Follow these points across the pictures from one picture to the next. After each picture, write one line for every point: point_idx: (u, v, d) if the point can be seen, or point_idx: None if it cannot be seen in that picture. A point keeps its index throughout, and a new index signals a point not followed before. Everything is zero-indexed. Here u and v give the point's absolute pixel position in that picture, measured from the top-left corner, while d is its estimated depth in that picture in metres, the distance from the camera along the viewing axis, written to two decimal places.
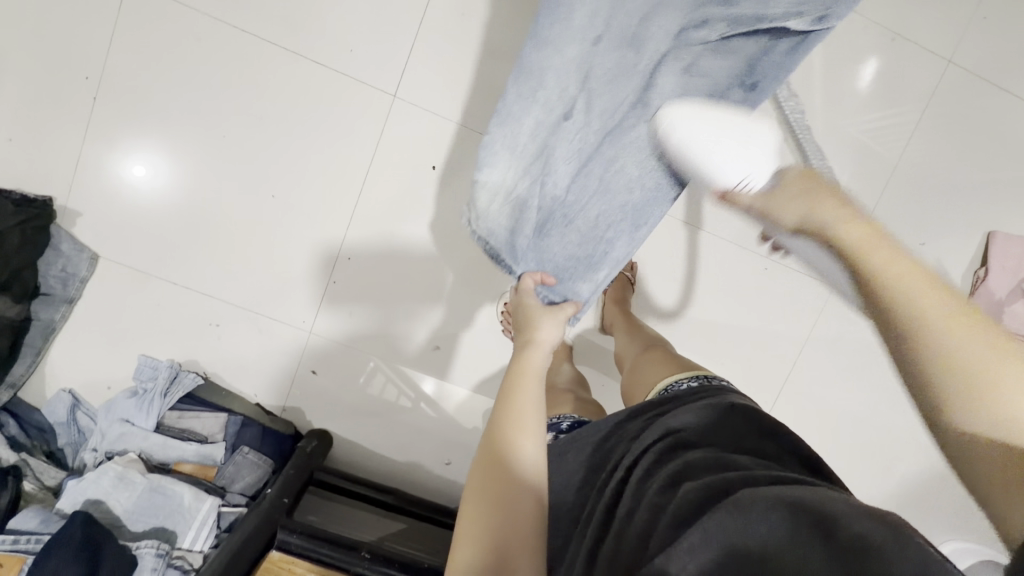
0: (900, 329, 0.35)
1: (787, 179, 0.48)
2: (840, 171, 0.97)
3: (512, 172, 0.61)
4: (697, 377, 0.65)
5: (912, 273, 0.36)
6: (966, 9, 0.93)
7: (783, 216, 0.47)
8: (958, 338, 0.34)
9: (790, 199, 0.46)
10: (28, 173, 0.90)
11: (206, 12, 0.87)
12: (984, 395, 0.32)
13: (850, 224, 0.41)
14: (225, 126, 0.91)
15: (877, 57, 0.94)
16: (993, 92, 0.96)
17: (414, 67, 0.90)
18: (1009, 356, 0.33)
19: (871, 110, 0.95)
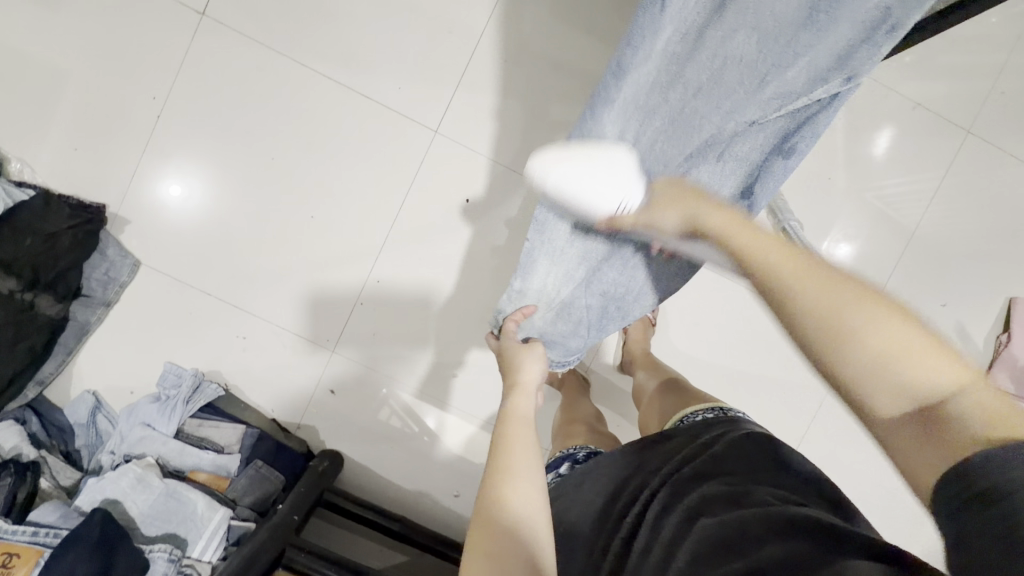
0: (784, 307, 0.41)
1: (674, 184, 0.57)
2: (855, 233, 0.99)
3: (561, 286, 0.68)
4: (713, 409, 0.65)
5: (779, 252, 0.44)
6: (983, 85, 0.98)
7: (665, 215, 0.55)
8: (810, 294, 0.40)
9: (670, 199, 0.55)
10: (87, 181, 0.95)
11: (270, 45, 0.94)
12: (838, 334, 0.38)
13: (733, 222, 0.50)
14: (274, 149, 0.96)
15: (894, 125, 0.98)
16: (1012, 163, 0.99)
17: (456, 107, 0.96)
18: (881, 313, 0.37)
19: (892, 173, 0.99)
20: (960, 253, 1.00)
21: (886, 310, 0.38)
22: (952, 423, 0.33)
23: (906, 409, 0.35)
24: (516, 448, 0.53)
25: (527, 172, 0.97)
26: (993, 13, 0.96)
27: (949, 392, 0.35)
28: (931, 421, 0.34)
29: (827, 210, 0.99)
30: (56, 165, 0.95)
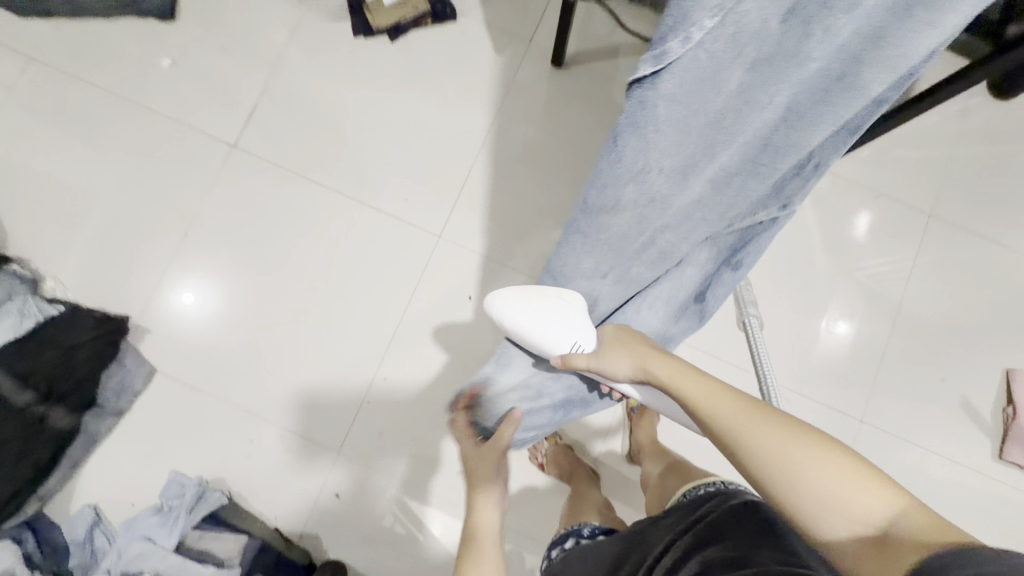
0: (728, 438, 0.47)
1: (617, 338, 0.62)
2: (850, 311, 1.03)
3: (530, 373, 0.68)
4: (713, 483, 0.64)
5: (697, 382, 0.53)
6: (936, 174, 1.08)
7: (619, 367, 0.60)
8: (744, 429, 0.46)
9: (616, 353, 0.61)
10: (112, 294, 1.02)
11: (291, 169, 1.05)
12: (786, 469, 0.42)
13: (675, 369, 0.55)
14: (290, 258, 1.04)
15: (866, 212, 1.06)
16: (978, 241, 1.06)
17: (458, 214, 1.05)
18: (806, 445, 0.42)
19: (870, 255, 1.05)
20: (946, 328, 1.03)
21: (811, 440, 0.42)
22: (891, 537, 0.37)
23: (853, 534, 0.38)
24: None
25: (526, 269, 1.04)
26: (930, 114, 1.08)
27: (883, 512, 0.38)
28: (875, 541, 0.37)
29: (813, 292, 1.04)
30: (86, 281, 1.02)
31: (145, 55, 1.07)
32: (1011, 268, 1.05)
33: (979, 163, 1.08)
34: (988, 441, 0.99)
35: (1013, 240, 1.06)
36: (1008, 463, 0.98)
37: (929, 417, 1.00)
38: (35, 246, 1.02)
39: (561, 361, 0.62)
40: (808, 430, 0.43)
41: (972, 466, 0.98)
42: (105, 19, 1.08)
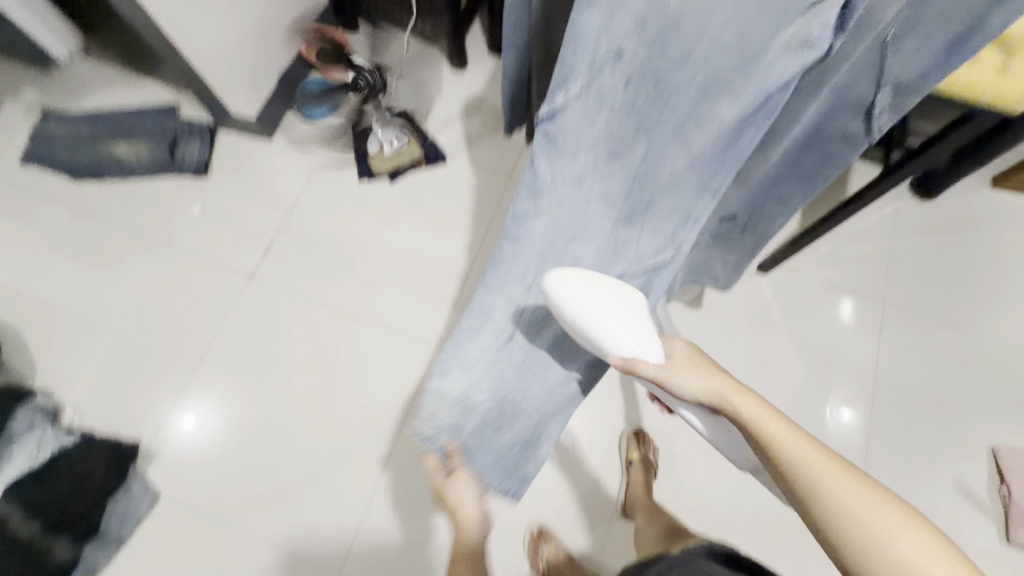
0: (801, 486, 0.48)
1: (688, 359, 0.60)
2: (854, 398, 1.09)
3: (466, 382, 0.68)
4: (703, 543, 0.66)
5: (780, 425, 0.52)
6: (883, 265, 1.19)
7: (680, 381, 0.59)
8: (826, 485, 0.47)
9: (689, 373, 0.59)
10: (124, 421, 1.07)
11: (300, 295, 1.17)
12: (870, 536, 0.44)
13: (747, 400, 0.55)
14: (297, 377, 1.11)
15: (852, 299, 1.16)
16: (937, 323, 1.14)
17: (452, 326, 1.14)
18: (892, 517, 0.44)
19: (863, 339, 1.13)
20: (925, 409, 1.08)
21: (896, 512, 0.45)
22: None
23: None
24: None
25: None
26: (870, 215, 1.23)
27: None
28: None
29: (789, 383, 1.10)
30: (102, 411, 1.08)
31: (177, 205, 1.24)
32: (973, 347, 1.12)
33: (922, 254, 1.20)
34: (991, 523, 0.99)
35: (969, 323, 1.14)
36: (1016, 545, 0.98)
37: (926, 502, 1.01)
38: (60, 381, 1.09)
39: (626, 364, 0.59)
40: (890, 498, 0.46)
41: (981, 551, 0.98)
42: (148, 177, 1.26)
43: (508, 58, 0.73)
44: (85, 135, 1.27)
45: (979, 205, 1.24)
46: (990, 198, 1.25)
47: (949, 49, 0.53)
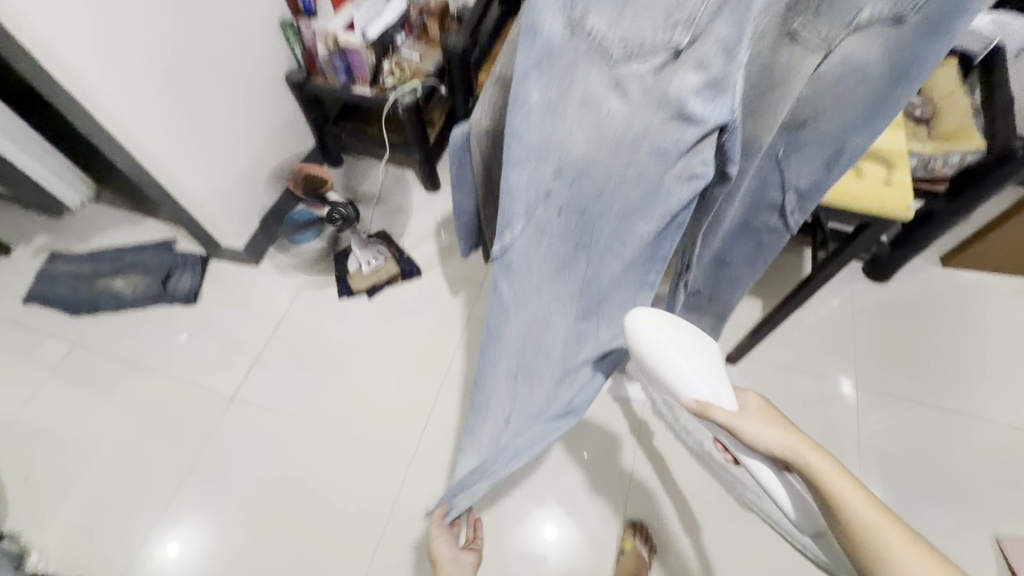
0: (870, 548, 0.47)
1: (761, 413, 0.58)
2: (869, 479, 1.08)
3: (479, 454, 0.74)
4: None
5: (859, 494, 0.50)
6: (849, 349, 1.22)
7: (752, 431, 0.56)
8: (901, 561, 0.45)
9: (766, 427, 0.56)
10: (94, 565, 1.03)
11: (280, 415, 1.18)
12: None
13: (822, 457, 0.53)
14: (275, 504, 1.09)
15: (850, 377, 1.19)
16: (915, 405, 1.15)
17: (429, 437, 1.14)
18: None
19: (872, 414, 1.15)
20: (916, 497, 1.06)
21: None
22: None
23: None
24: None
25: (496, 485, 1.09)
26: (828, 302, 1.29)
27: None
28: None
29: None
30: (70, 555, 1.04)
31: (166, 333, 1.30)
32: (955, 428, 1.13)
33: (885, 337, 1.23)
34: None
35: (945, 402, 1.15)
36: None
37: None
38: (33, 523, 1.08)
39: (696, 408, 0.58)
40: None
41: None
42: (140, 307, 1.33)
43: (455, 191, 0.83)
44: (86, 272, 1.37)
45: (932, 285, 1.31)
46: (940, 276, 1.33)
47: (829, 164, 0.54)
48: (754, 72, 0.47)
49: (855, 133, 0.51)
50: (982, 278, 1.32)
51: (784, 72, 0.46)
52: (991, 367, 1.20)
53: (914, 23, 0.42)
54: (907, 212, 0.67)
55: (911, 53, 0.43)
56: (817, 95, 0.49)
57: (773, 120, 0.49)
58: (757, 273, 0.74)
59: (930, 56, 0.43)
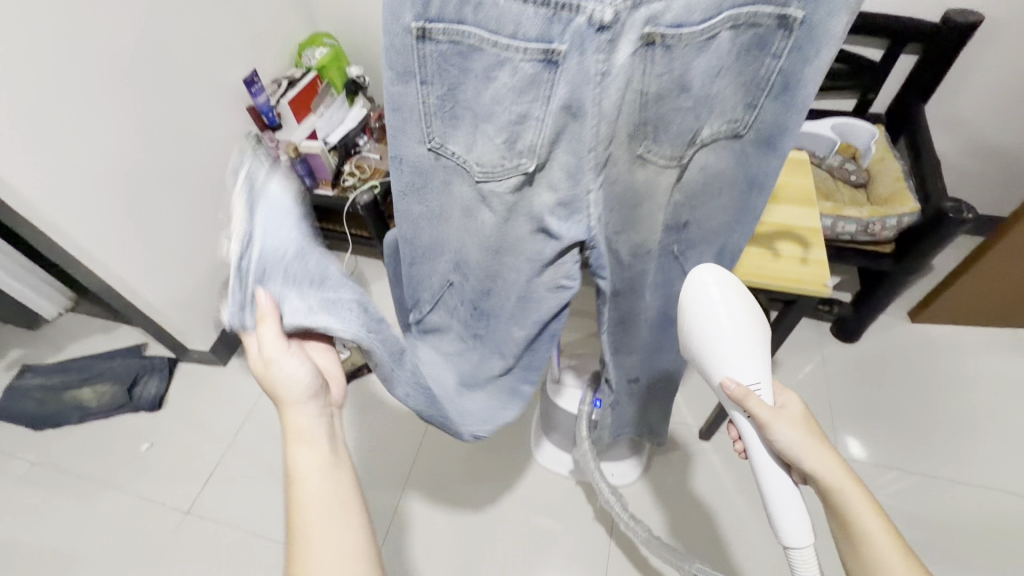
0: (867, 559, 0.51)
1: (801, 421, 0.55)
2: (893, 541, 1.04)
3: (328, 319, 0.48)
4: None
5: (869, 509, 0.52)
6: (825, 416, 1.20)
7: (785, 434, 0.54)
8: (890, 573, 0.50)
9: (797, 432, 0.54)
10: None
11: (239, 527, 1.13)
12: None
13: (842, 472, 0.53)
14: None
15: (860, 438, 1.17)
16: (900, 474, 1.12)
17: (393, 542, 1.09)
18: None
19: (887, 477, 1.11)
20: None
21: None
22: None
23: None
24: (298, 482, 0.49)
25: None
26: (798, 368, 1.27)
27: None
28: None
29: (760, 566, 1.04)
30: None
31: (128, 444, 1.27)
32: (942, 496, 1.09)
33: (865, 402, 1.21)
34: None
35: (932, 468, 1.12)
36: None
37: None
38: None
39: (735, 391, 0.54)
40: None
41: None
42: (104, 416, 1.32)
43: (394, 289, 0.85)
44: (54, 384, 1.37)
45: (901, 342, 1.30)
46: (909, 331, 1.31)
47: (722, 259, 0.59)
48: (620, 193, 0.50)
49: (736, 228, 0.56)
50: (954, 330, 1.31)
51: (646, 185, 0.50)
52: (972, 426, 1.17)
53: (751, 139, 0.47)
54: (822, 289, 0.68)
55: (755, 163, 0.49)
56: (689, 201, 0.53)
57: (651, 227, 0.54)
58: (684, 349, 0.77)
59: (770, 164, 0.49)
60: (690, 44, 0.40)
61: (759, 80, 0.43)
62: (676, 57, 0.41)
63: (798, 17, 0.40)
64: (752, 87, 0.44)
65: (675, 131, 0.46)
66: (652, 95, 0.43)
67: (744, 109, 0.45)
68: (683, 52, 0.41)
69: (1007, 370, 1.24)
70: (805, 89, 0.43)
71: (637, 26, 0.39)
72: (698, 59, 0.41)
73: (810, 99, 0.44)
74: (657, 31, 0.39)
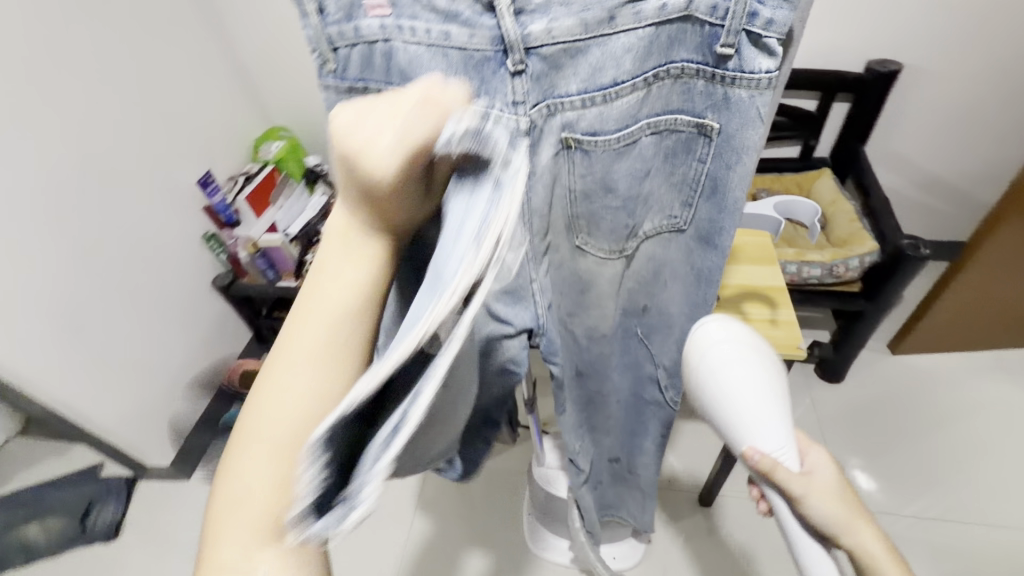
0: None
1: (835, 490, 0.42)
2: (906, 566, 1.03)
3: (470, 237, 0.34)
4: None
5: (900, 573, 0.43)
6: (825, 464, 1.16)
7: (819, 509, 0.41)
8: None
9: (833, 504, 0.41)
10: None
11: None
12: None
13: (877, 548, 0.43)
14: None
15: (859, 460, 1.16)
16: (904, 518, 1.08)
17: None
18: None
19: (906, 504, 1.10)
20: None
21: None
22: None
23: None
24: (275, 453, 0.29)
25: None
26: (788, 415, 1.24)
27: None
28: None
29: None
30: None
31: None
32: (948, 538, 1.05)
33: (862, 446, 1.18)
34: None
35: (937, 510, 1.09)
36: None
37: None
38: None
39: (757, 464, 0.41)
40: None
41: None
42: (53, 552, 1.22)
43: None
44: None
45: (887, 376, 1.29)
46: (892, 365, 1.30)
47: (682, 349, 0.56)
48: (564, 281, 0.48)
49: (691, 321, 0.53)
50: (936, 360, 1.30)
51: (590, 273, 0.48)
52: (968, 460, 1.15)
53: (694, 236, 0.45)
54: (795, 350, 0.66)
55: (699, 258, 0.46)
56: (645, 286, 0.52)
57: (604, 315, 0.53)
58: (664, 441, 0.74)
59: (714, 262, 0.45)
60: (607, 151, 0.38)
61: (690, 181, 0.40)
62: (594, 164, 0.38)
63: (716, 126, 0.36)
64: (684, 188, 0.41)
65: (608, 229, 0.43)
66: (578, 198, 0.41)
67: (681, 207, 0.43)
68: (602, 159, 0.38)
69: (995, 396, 1.23)
70: (733, 194, 0.40)
71: (553, 131, 0.36)
72: (619, 163, 0.39)
73: (743, 203, 0.40)
74: (573, 137, 0.37)
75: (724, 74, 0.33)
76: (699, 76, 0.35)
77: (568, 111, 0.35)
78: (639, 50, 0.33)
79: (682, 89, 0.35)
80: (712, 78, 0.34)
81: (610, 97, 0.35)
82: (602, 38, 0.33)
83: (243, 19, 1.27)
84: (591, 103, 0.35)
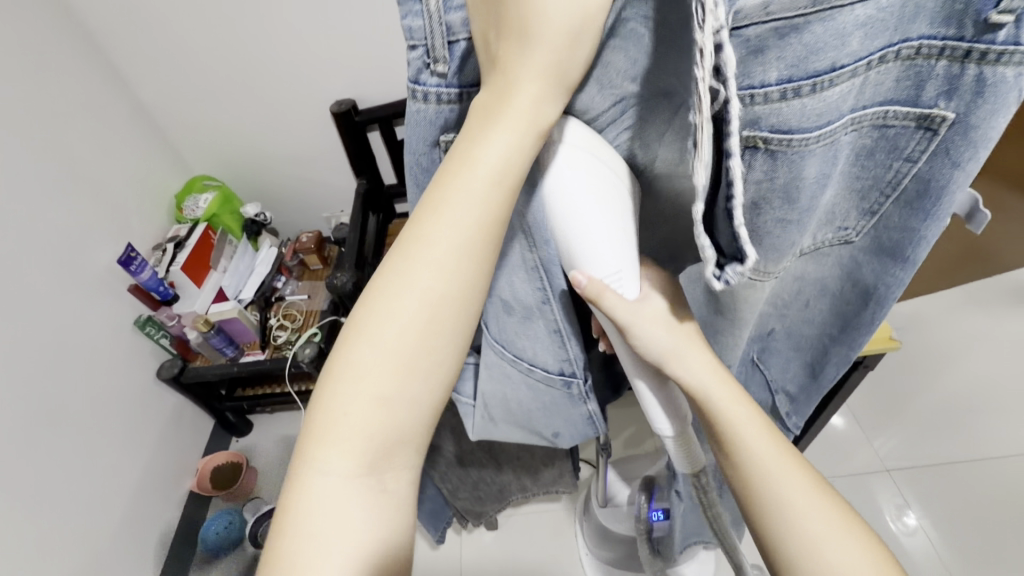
0: (749, 473, 0.35)
1: (670, 316, 0.36)
2: (932, 507, 1.08)
3: (609, 135, 0.31)
4: None
5: (746, 414, 0.37)
6: (853, 430, 1.20)
7: (651, 335, 0.35)
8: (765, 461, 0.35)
9: (662, 331, 0.35)
10: None
11: None
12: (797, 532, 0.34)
13: (721, 383, 0.36)
14: None
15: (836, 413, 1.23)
16: (938, 464, 1.13)
17: None
18: (832, 517, 0.34)
19: (874, 437, 1.18)
20: (966, 565, 1.01)
21: (837, 511, 0.34)
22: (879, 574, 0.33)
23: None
24: (405, 359, 0.27)
25: None
26: None
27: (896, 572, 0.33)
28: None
29: None
30: None
31: None
32: (972, 469, 1.12)
33: (869, 403, 1.24)
34: None
35: (940, 452, 1.14)
36: None
37: None
38: None
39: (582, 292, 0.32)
40: (831, 493, 0.36)
41: None
42: None
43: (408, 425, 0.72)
44: None
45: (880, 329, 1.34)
46: None
47: (813, 369, 0.51)
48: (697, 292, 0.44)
49: (834, 343, 0.47)
50: (914, 305, 1.37)
51: (744, 302, 0.40)
52: (968, 391, 1.22)
53: (863, 245, 0.39)
54: (892, 343, 0.64)
55: (874, 274, 0.40)
56: (780, 310, 0.47)
57: (739, 347, 0.47)
58: None
59: (895, 278, 0.39)
60: (803, 151, 0.30)
61: (885, 183, 0.34)
62: (779, 170, 0.30)
63: (949, 116, 0.29)
64: (871, 195, 0.35)
65: (772, 248, 0.35)
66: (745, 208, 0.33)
67: (857, 217, 0.37)
68: (792, 164, 0.30)
69: (971, 329, 1.32)
70: (949, 198, 0.33)
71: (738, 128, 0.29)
72: (809, 166, 0.30)
73: (952, 208, 0.33)
74: (757, 137, 0.29)
75: (984, 49, 0.26)
76: (941, 57, 0.27)
77: (758, 105, 0.28)
78: (872, 26, 0.26)
79: (910, 74, 0.28)
80: (960, 59, 0.27)
81: (825, 88, 0.27)
82: (832, 11, 0.25)
83: (135, 51, 1.04)
84: (792, 96, 0.27)
